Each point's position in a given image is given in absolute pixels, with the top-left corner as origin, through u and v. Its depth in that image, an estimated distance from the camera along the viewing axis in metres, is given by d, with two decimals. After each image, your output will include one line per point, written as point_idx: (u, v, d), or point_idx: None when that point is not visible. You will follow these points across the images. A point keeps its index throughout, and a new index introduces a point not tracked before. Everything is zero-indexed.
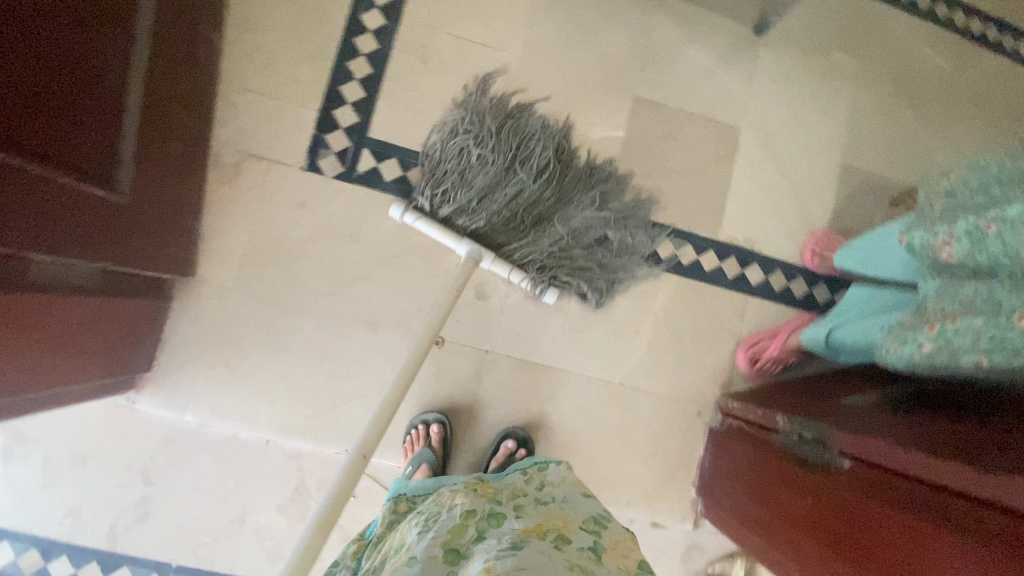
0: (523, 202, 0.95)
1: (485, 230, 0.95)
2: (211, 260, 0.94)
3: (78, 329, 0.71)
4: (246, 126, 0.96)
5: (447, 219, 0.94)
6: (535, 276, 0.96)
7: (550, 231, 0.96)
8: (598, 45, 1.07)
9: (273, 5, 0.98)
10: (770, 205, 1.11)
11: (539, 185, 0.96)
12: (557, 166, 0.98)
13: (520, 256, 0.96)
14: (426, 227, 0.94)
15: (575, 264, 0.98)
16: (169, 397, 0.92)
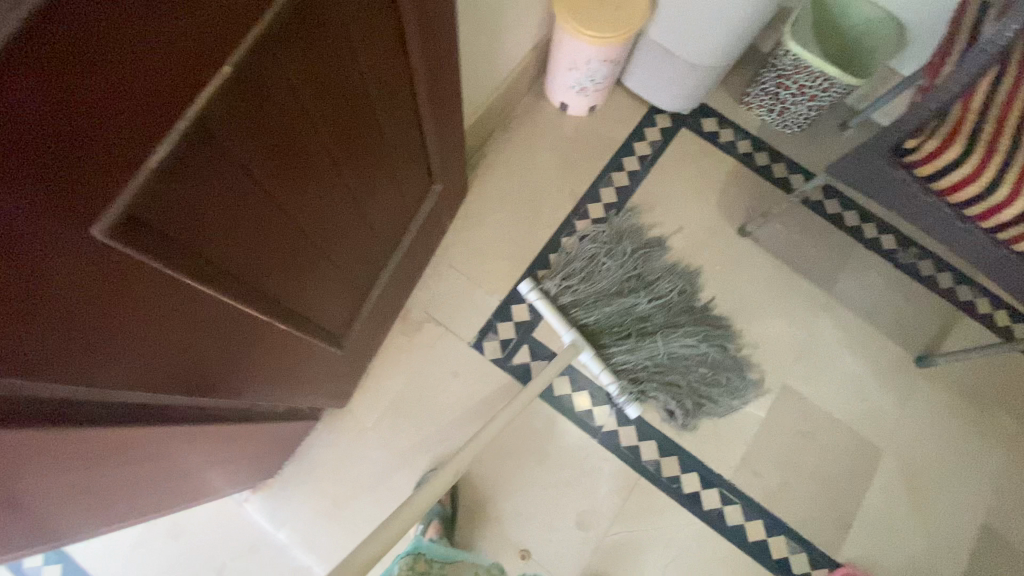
0: (631, 313, 1.06)
1: (592, 322, 1.06)
2: (364, 395, 1.04)
3: (251, 445, 0.79)
4: (439, 294, 1.11)
5: (564, 306, 1.07)
6: (627, 386, 1.03)
7: (642, 355, 1.04)
8: (760, 324, 1.15)
9: (499, 207, 1.18)
10: (901, 545, 1.03)
11: (655, 295, 1.08)
12: (672, 307, 1.08)
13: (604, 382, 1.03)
14: (542, 306, 1.05)
15: (666, 380, 1.05)
16: (275, 506, 0.98)
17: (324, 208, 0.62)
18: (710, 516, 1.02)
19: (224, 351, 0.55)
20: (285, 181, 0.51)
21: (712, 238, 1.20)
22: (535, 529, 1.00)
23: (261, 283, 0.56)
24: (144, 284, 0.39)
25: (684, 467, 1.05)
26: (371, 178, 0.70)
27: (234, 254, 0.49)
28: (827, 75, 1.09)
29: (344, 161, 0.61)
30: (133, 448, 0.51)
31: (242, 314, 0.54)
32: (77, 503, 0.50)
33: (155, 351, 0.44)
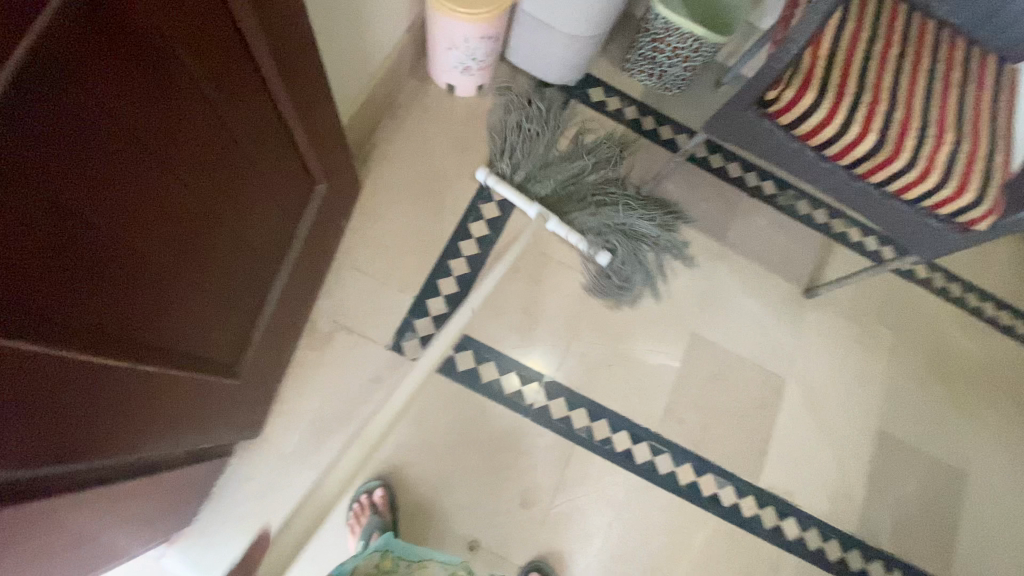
0: (578, 176, 1.18)
1: (552, 190, 1.17)
2: (281, 419, 0.98)
3: (144, 509, 0.69)
4: (346, 300, 1.06)
5: (522, 183, 1.17)
6: (594, 240, 1.14)
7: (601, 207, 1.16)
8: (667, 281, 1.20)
9: (397, 201, 1.13)
10: (811, 461, 1.14)
11: (597, 152, 1.20)
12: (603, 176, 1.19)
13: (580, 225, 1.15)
14: (501, 189, 1.15)
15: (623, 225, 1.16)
16: (199, 554, 0.90)
17: (202, 238, 0.59)
18: (644, 469, 1.08)
19: (120, 406, 0.52)
20: (145, 217, 0.48)
21: None
22: (482, 518, 1.00)
23: (143, 325, 0.53)
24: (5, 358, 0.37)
25: (614, 428, 1.09)
26: (249, 196, 0.67)
27: (100, 303, 0.46)
28: (696, 36, 1.14)
29: (215, 184, 0.58)
30: (32, 532, 0.46)
31: (129, 365, 0.51)
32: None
33: (41, 423, 0.42)
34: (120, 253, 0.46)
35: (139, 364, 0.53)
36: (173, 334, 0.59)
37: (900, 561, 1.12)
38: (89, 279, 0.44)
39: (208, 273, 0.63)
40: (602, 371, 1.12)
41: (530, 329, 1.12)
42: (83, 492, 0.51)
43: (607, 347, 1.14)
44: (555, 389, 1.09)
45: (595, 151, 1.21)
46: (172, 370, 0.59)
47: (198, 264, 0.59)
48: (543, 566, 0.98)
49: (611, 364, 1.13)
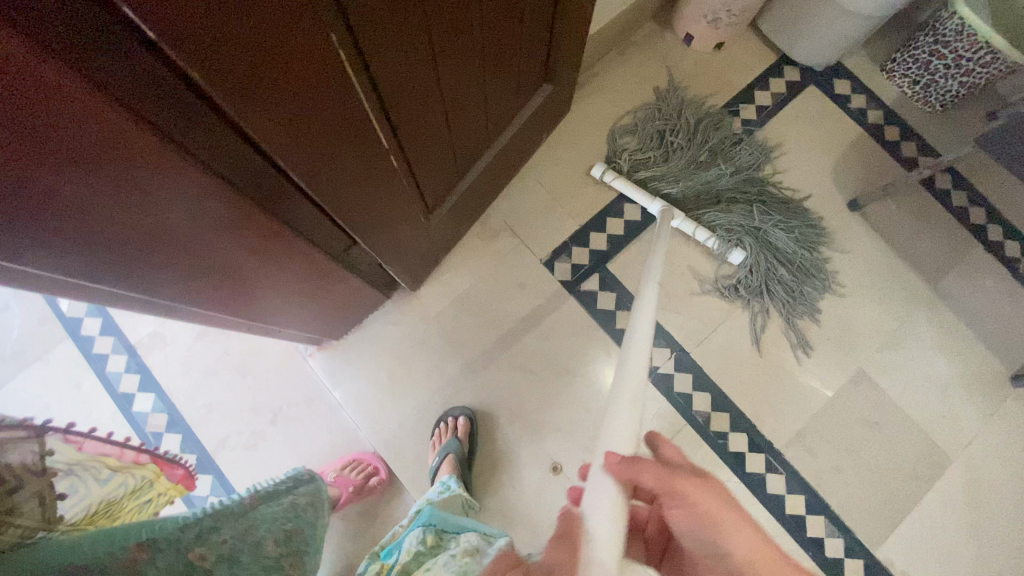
0: (716, 183, 1.08)
1: (686, 190, 1.07)
2: (433, 287, 1.06)
3: (309, 284, 0.79)
4: (521, 205, 1.11)
5: (645, 182, 1.09)
6: (724, 242, 1.05)
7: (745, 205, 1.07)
8: (850, 304, 1.07)
9: (598, 132, 1.14)
10: (945, 558, 0.98)
11: (743, 153, 1.11)
12: (740, 181, 1.09)
13: (720, 217, 1.06)
14: (620, 186, 1.08)
15: (763, 232, 1.06)
16: (336, 367, 1.03)
17: (462, 72, 0.63)
18: (750, 480, 0.99)
19: (357, 183, 0.60)
20: (441, 20, 0.53)
21: (818, 205, 1.12)
22: (572, 448, 1.01)
23: (401, 123, 0.59)
24: (326, 84, 0.43)
25: (735, 426, 1.01)
26: (505, 55, 0.70)
27: (388, 81, 0.52)
28: (993, 46, 0.97)
29: (491, 24, 0.61)
30: (249, 240, 0.58)
31: (376, 149, 0.58)
32: (185, 276, 0.56)
33: (314, 161, 0.50)
34: (415, 41, 0.51)
35: (382, 154, 0.60)
36: (410, 148, 0.66)
37: None
38: (392, 53, 0.49)
39: (452, 110, 0.68)
40: (742, 365, 1.04)
41: (681, 295, 1.07)
42: (282, 232, 0.60)
43: (756, 343, 1.05)
44: (685, 363, 1.04)
45: (743, 154, 1.11)
46: (395, 176, 0.67)
47: (450, 94, 0.65)
48: None
49: (753, 361, 1.04)
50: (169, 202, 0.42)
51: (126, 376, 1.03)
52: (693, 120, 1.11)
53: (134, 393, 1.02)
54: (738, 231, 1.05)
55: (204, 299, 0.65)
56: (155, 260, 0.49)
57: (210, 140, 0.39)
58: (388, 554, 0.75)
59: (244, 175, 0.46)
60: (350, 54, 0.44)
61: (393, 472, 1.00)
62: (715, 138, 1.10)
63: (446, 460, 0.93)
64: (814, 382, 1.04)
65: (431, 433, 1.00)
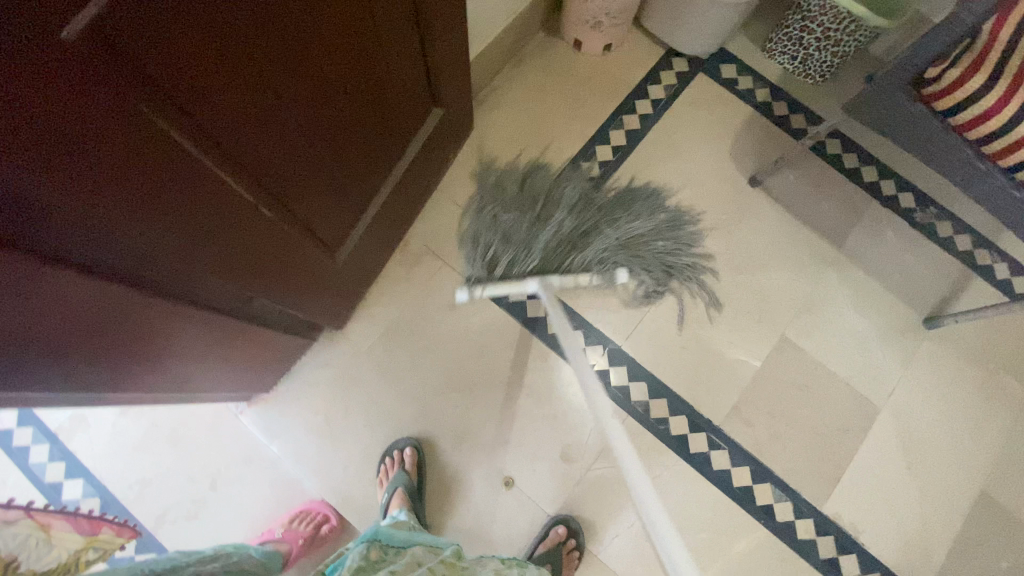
0: (559, 239, 0.98)
1: (537, 268, 0.98)
2: (360, 322, 1.06)
3: (226, 346, 0.78)
4: (438, 227, 1.11)
5: (507, 274, 1.00)
6: (605, 269, 0.99)
7: (585, 253, 0.99)
8: (765, 275, 1.12)
9: (504, 145, 1.16)
10: (887, 504, 1.02)
11: (544, 217, 1.01)
12: (579, 227, 1.00)
13: (573, 274, 0.98)
14: (487, 290, 0.99)
15: (632, 235, 1.01)
16: (271, 420, 1.01)
17: (333, 121, 0.65)
18: (696, 460, 1.02)
19: (236, 242, 0.61)
20: (294, 81, 0.54)
21: (722, 185, 1.16)
22: (521, 460, 1.01)
23: (274, 179, 0.60)
24: (164, 156, 0.44)
25: (675, 411, 1.04)
26: (377, 94, 0.72)
27: (248, 145, 0.53)
28: (853, 16, 1.04)
29: (352, 72, 0.63)
30: (142, 322, 0.58)
31: (251, 207, 0.59)
32: (81, 372, 0.55)
33: (172, 225, 0.51)
34: (268, 104, 0.52)
35: (261, 211, 0.61)
36: (294, 200, 0.67)
37: None
38: (244, 120, 0.50)
39: (331, 156, 0.69)
40: (673, 350, 1.07)
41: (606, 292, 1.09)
42: (178, 306, 0.60)
43: (683, 327, 1.08)
44: (619, 357, 1.06)
45: (558, 198, 1.04)
46: (284, 228, 0.67)
47: (325, 142, 0.66)
48: (568, 519, 0.97)
49: (683, 345, 1.07)
50: (30, 305, 0.43)
51: (50, 465, 0.98)
52: (510, 192, 1.05)
53: (62, 482, 0.98)
54: (595, 273, 0.99)
55: (113, 388, 0.64)
56: (40, 364, 0.49)
57: (47, 235, 0.40)
58: (332, 569, 0.69)
59: (101, 258, 0.46)
60: (188, 128, 0.45)
61: (344, 516, 0.98)
62: (517, 214, 1.01)
63: (395, 494, 0.92)
64: (743, 355, 1.07)
65: (377, 471, 0.98)
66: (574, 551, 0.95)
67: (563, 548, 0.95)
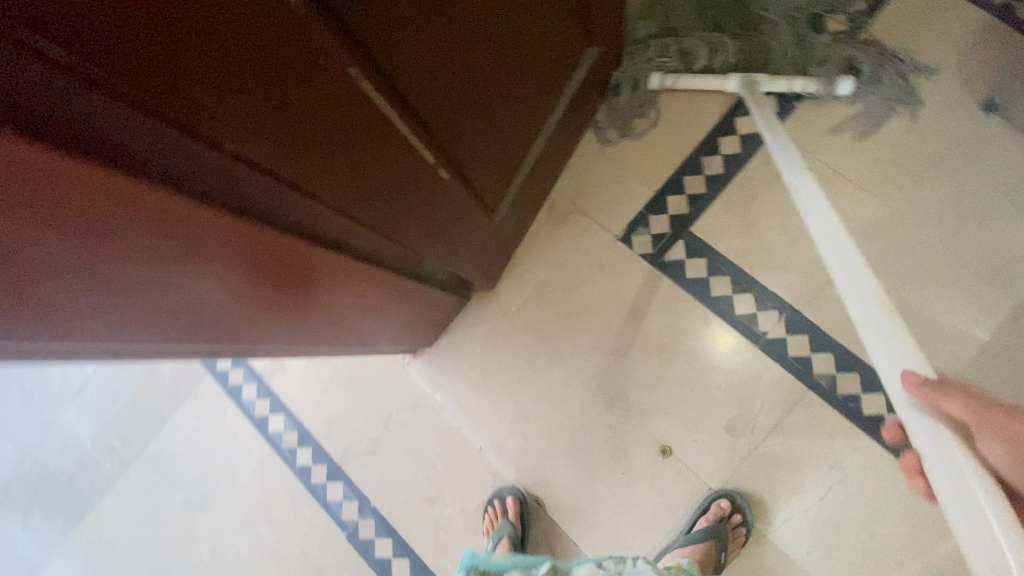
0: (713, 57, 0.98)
1: (733, 54, 0.97)
2: (511, 281, 1.06)
3: (396, 306, 0.82)
4: (588, 182, 1.05)
5: (708, 65, 1.00)
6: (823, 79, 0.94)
7: (772, 24, 0.96)
8: (1002, 226, 0.89)
9: None
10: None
11: (693, 20, 0.99)
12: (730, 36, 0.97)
13: (777, 48, 0.95)
14: (686, 81, 1.00)
15: (801, 21, 0.96)
16: (433, 373, 1.07)
17: (493, 66, 0.60)
18: (894, 445, 0.88)
19: (409, 201, 0.59)
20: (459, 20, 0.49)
21: (943, 114, 0.93)
22: (680, 428, 0.95)
23: (442, 131, 0.58)
24: (353, 111, 0.43)
25: (867, 387, 0.90)
26: (538, 30, 0.65)
27: (418, 92, 0.50)
28: None
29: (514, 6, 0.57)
30: (334, 278, 0.60)
31: (421, 164, 0.57)
32: (284, 316, 0.60)
33: (360, 186, 0.50)
34: (437, 47, 0.49)
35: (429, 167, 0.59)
36: (456, 154, 0.64)
37: None
38: (414, 64, 0.47)
39: (491, 106, 0.65)
40: None
41: (781, 249, 0.96)
42: (360, 265, 0.62)
43: (882, 290, 0.91)
44: (797, 324, 0.94)
45: (681, 7, 0.99)
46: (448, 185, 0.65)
47: (485, 90, 0.62)
48: (731, 494, 0.90)
49: None
50: (251, 257, 0.46)
51: (259, 400, 1.16)
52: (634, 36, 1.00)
53: (268, 416, 1.15)
54: (809, 70, 0.96)
55: (303, 336, 0.69)
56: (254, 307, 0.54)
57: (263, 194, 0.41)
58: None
59: (301, 218, 0.47)
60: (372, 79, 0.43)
61: (501, 467, 1.03)
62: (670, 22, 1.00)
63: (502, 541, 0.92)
64: (965, 326, 0.88)
65: (484, 514, 1.00)
66: (739, 528, 0.89)
67: (728, 523, 0.89)
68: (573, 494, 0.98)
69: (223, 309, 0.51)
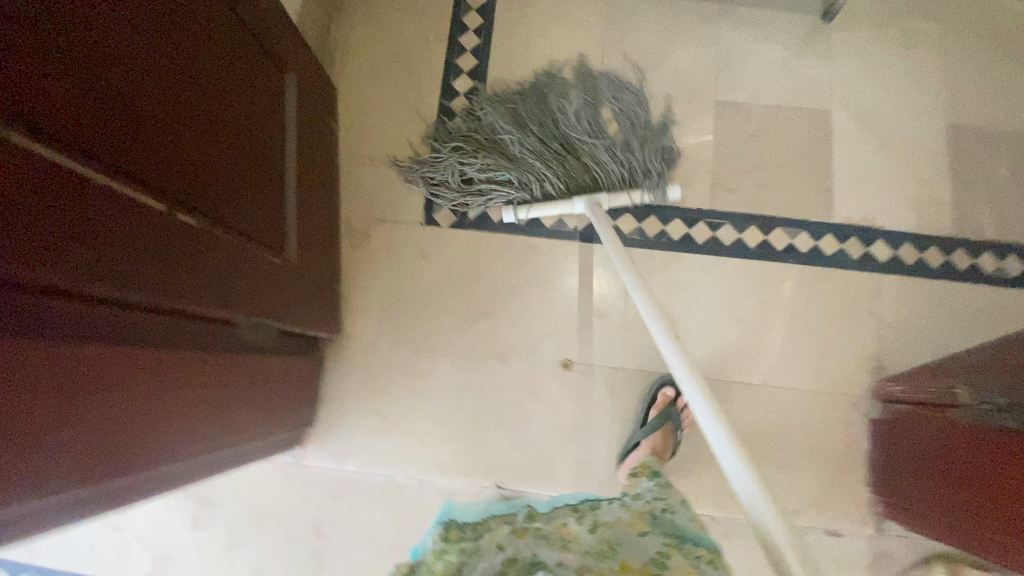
0: (563, 174, 1.01)
1: (566, 175, 1.01)
2: (353, 318, 1.03)
3: (247, 388, 0.76)
4: (366, 195, 1.07)
5: (546, 193, 1.02)
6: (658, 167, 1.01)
7: (586, 149, 1.02)
8: (672, 60, 1.12)
9: (378, 89, 1.12)
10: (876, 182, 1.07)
11: (528, 147, 1.02)
12: (561, 145, 1.02)
13: (601, 166, 1.01)
14: (535, 211, 1.02)
15: (618, 140, 1.02)
16: (332, 448, 0.99)
17: (186, 106, 0.58)
18: (709, 248, 1.04)
19: (161, 259, 0.55)
20: (106, 59, 0.47)
21: (587, 6, 1.15)
22: (567, 341, 1.02)
23: (157, 178, 0.54)
24: (16, 171, 0.38)
25: (667, 220, 1.05)
26: (223, 67, 0.67)
27: (100, 141, 0.46)
28: None
29: (182, 49, 0.58)
30: (128, 378, 0.53)
31: (153, 216, 0.53)
32: (100, 453, 0.51)
33: (80, 252, 0.45)
34: (94, 89, 0.46)
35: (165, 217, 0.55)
36: (194, 200, 0.60)
37: (1016, 246, 1.04)
38: (74, 112, 0.44)
39: (217, 149, 0.65)
40: None
41: None
42: (163, 352, 0.57)
43: None
44: None
45: (503, 140, 1.04)
46: (204, 233, 0.62)
47: (188, 129, 0.59)
48: (669, 378, 0.98)
49: None
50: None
51: None
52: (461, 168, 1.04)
53: None
54: (637, 181, 1.02)
55: (162, 461, 0.62)
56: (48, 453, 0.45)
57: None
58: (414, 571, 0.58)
59: (20, 313, 0.41)
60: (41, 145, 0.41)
61: (448, 484, 0.98)
62: (504, 154, 1.02)
63: None
64: (695, 138, 1.08)
65: None
66: (685, 398, 0.97)
67: (676, 406, 0.95)
68: (522, 457, 0.98)
69: (7, 472, 0.41)
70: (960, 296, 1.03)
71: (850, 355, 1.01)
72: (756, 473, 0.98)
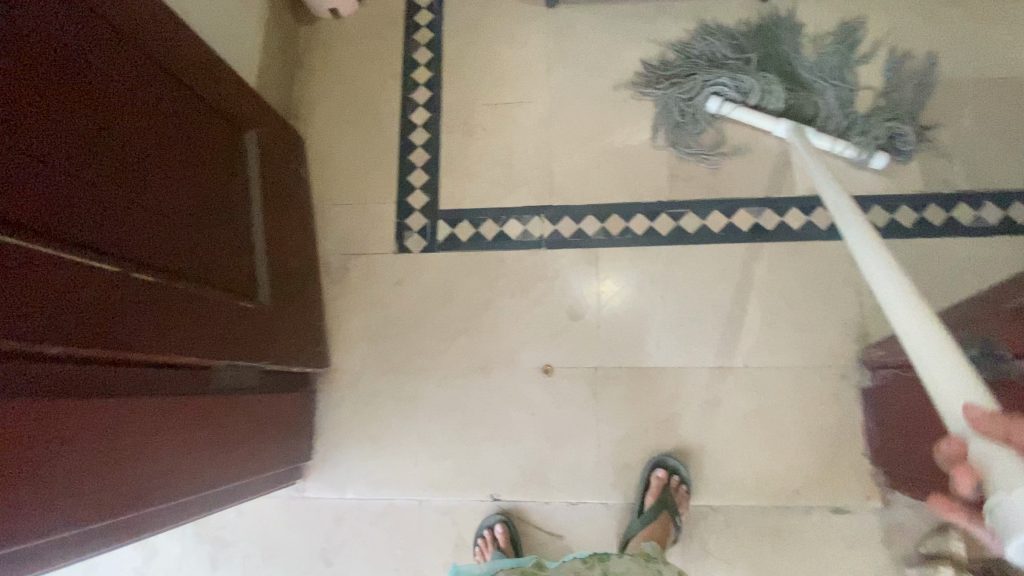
0: (779, 95, 1.05)
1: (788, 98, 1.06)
2: (339, 351, 1.07)
3: (230, 432, 0.80)
4: (340, 233, 1.13)
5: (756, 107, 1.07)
6: (869, 142, 1.02)
7: (815, 87, 1.07)
8: (619, 61, 1.15)
9: (342, 132, 1.18)
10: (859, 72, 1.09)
11: (763, 65, 1.08)
12: (783, 67, 1.08)
13: (824, 110, 1.06)
14: (741, 112, 1.06)
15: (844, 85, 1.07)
16: (333, 478, 1.03)
17: (139, 168, 0.65)
18: (674, 237, 1.05)
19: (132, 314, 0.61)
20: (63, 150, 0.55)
21: (530, 25, 1.19)
22: (546, 347, 1.04)
23: (113, 245, 0.60)
24: None
25: (630, 216, 1.07)
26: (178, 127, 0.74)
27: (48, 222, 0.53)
28: None
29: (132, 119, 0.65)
30: (111, 428, 0.59)
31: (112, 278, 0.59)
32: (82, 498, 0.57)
33: (48, 315, 0.52)
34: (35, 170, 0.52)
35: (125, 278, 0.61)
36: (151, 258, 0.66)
37: (991, 192, 1.02)
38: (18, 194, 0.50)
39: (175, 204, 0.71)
40: (594, 174, 1.10)
41: (507, 174, 1.12)
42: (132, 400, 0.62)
43: (588, 152, 1.11)
44: (557, 214, 1.09)
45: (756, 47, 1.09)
46: (169, 287, 0.68)
47: (148, 197, 0.66)
48: (665, 460, 0.95)
49: (598, 163, 1.10)
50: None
51: None
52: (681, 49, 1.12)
53: None
54: (850, 138, 1.04)
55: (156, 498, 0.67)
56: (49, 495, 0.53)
57: None
58: None
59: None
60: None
61: (445, 501, 1.00)
62: (731, 65, 1.08)
63: None
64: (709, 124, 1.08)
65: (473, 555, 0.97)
66: (681, 486, 0.94)
67: (671, 489, 0.93)
68: (515, 466, 0.99)
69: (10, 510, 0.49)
70: (940, 251, 1.01)
71: (833, 326, 0.99)
72: (751, 458, 0.96)
